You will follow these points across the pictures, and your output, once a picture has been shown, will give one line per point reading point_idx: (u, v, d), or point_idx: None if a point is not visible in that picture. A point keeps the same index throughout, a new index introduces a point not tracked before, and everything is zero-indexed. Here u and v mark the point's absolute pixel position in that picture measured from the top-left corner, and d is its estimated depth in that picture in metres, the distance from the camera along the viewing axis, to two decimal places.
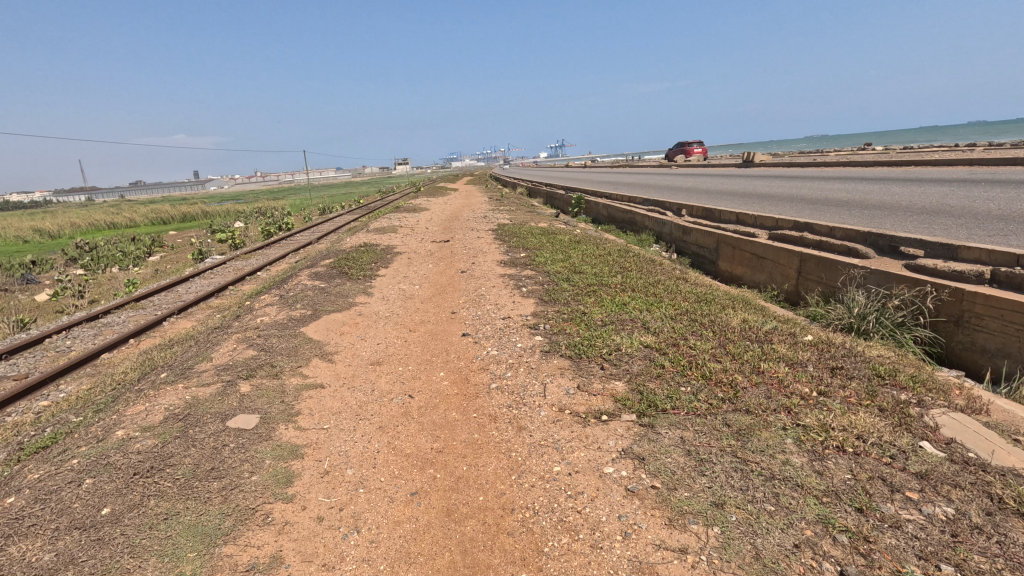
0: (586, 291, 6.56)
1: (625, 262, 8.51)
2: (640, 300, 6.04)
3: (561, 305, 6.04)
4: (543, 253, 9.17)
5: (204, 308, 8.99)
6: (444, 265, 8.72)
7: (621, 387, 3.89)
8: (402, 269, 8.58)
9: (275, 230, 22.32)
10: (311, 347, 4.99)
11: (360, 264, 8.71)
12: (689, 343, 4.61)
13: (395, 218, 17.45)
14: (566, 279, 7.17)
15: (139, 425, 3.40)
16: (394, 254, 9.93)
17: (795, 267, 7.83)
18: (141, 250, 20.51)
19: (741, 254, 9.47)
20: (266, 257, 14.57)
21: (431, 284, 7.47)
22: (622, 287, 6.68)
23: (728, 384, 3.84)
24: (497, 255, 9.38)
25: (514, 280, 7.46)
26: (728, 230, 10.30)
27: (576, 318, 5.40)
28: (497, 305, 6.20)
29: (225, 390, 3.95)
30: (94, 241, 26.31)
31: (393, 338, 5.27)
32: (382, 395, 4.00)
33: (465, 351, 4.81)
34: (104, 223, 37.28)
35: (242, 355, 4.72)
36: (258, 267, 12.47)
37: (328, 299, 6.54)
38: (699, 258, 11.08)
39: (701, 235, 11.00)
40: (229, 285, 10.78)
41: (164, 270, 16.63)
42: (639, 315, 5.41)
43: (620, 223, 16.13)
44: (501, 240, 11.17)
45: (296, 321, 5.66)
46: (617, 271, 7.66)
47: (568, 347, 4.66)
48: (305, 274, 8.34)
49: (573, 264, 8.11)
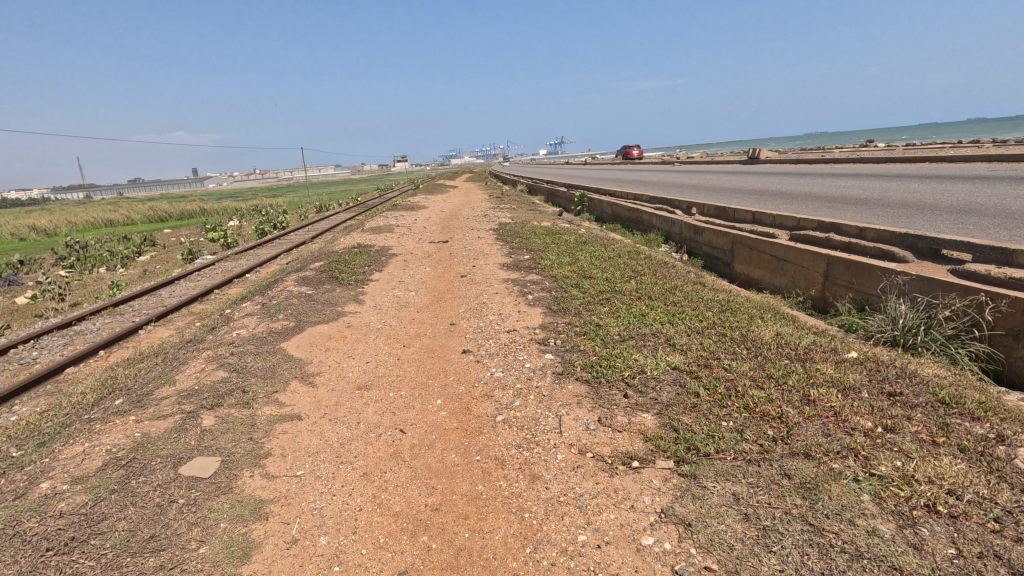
0: (599, 299, 5.96)
1: (637, 266, 7.92)
2: (660, 310, 5.44)
3: (572, 315, 5.45)
4: (549, 255, 8.57)
5: (185, 314, 8.38)
6: (443, 269, 8.12)
7: (651, 423, 3.29)
8: (397, 273, 7.97)
9: (270, 228, 21.71)
10: (291, 367, 4.39)
11: (352, 267, 8.11)
12: (723, 364, 4.01)
13: (392, 217, 16.86)
14: (576, 286, 6.58)
15: (70, 476, 2.80)
16: (390, 256, 9.33)
17: (822, 271, 7.24)
18: (131, 249, 19.88)
19: (759, 256, 8.88)
20: (257, 258, 13.95)
21: (429, 290, 6.87)
22: (638, 295, 6.08)
23: (777, 419, 3.25)
24: (499, 257, 8.77)
25: (519, 285, 6.86)
26: (744, 231, 9.70)
27: (591, 332, 4.81)
28: (501, 315, 5.61)
29: (183, 425, 3.35)
30: (85, 239, 25.65)
31: (384, 355, 4.67)
32: (370, 431, 3.40)
33: (466, 372, 4.21)
34: (99, 220, 36.65)
35: (210, 377, 4.12)
36: (247, 269, 11.85)
37: (314, 308, 5.94)
38: (712, 260, 10.50)
39: (714, 236, 10.41)
40: (215, 289, 10.17)
41: (153, 271, 16.02)
42: (661, 329, 4.81)
43: (626, 221, 15.54)
44: (503, 241, 10.58)
45: (277, 335, 5.06)
46: (631, 276, 7.06)
47: (584, 369, 4.06)
48: (293, 278, 7.73)
49: (581, 268, 7.51)
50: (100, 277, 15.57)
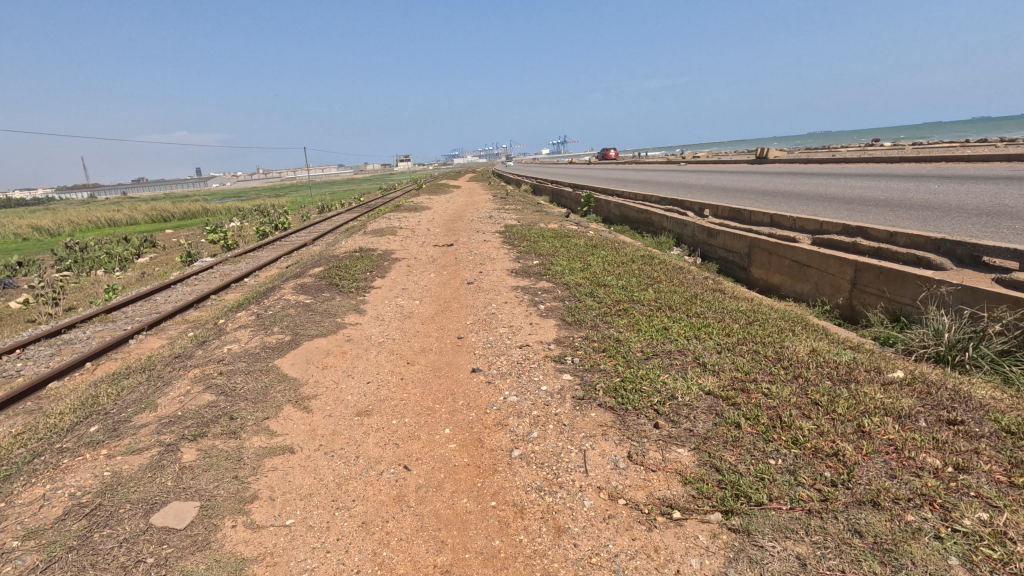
0: (617, 310, 5.56)
1: (652, 272, 7.52)
2: (683, 323, 5.05)
3: (588, 329, 5.06)
4: (559, 260, 8.18)
5: (178, 323, 8.01)
6: (448, 275, 7.74)
7: (689, 460, 2.91)
8: (400, 279, 7.59)
9: (271, 229, 21.36)
10: (284, 388, 4.01)
11: (353, 274, 7.73)
12: (762, 389, 3.61)
13: (395, 218, 16.51)
14: (590, 295, 6.19)
15: (23, 530, 2.43)
16: (392, 260, 8.96)
17: (849, 277, 6.83)
18: (130, 251, 19.56)
19: (779, 261, 8.48)
20: (256, 261, 13.60)
21: (434, 299, 6.49)
22: (658, 306, 5.70)
23: (833, 457, 2.85)
24: (507, 262, 8.40)
25: (529, 294, 6.48)
26: (762, 234, 9.31)
27: (611, 349, 4.42)
28: (512, 328, 5.22)
29: (160, 461, 2.98)
30: (86, 240, 25.39)
31: (387, 374, 4.29)
32: (370, 468, 3.02)
33: (476, 395, 3.83)
34: (104, 220, 36.43)
35: (196, 400, 3.75)
36: (245, 273, 11.49)
37: (312, 319, 5.56)
38: (727, 264, 10.10)
39: (730, 239, 10.02)
40: (211, 294, 9.81)
41: (151, 274, 15.68)
42: (688, 345, 4.42)
43: (635, 223, 15.16)
44: (510, 244, 10.20)
45: (271, 351, 4.69)
46: (647, 284, 6.67)
47: (607, 394, 3.67)
48: (290, 285, 7.36)
49: (595, 274, 7.12)
50: (97, 280, 15.25)
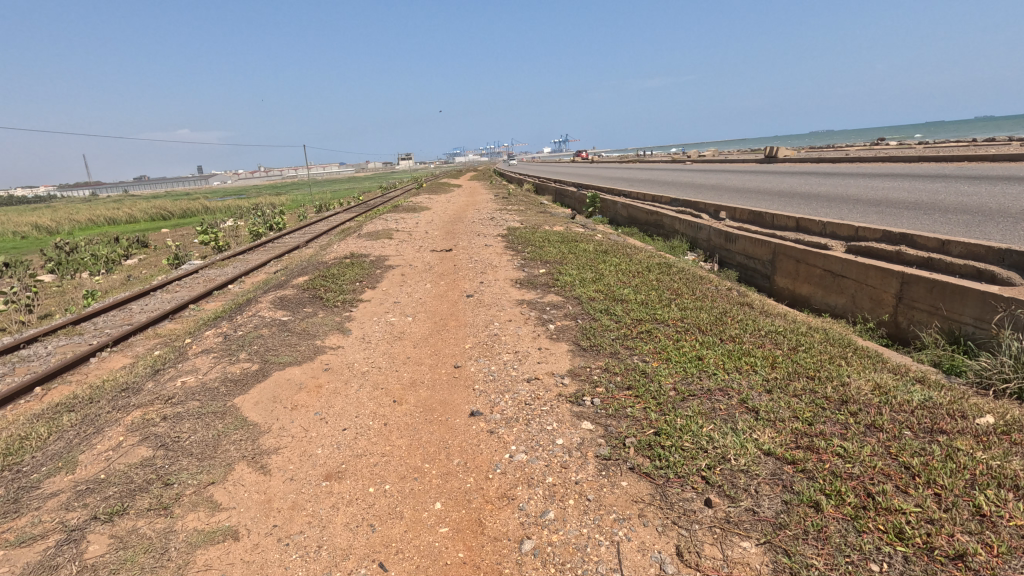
0: (639, 333, 4.82)
1: (674, 284, 6.77)
2: (720, 351, 4.30)
3: (607, 357, 4.31)
4: (567, 269, 7.44)
5: (148, 337, 7.25)
6: (446, 286, 7.00)
7: (760, 564, 2.16)
8: (392, 290, 6.85)
9: (265, 230, 20.59)
10: (239, 438, 3.27)
11: (340, 284, 6.98)
12: (835, 448, 2.86)
13: (393, 219, 15.73)
14: (606, 313, 5.45)
15: None
16: (385, 268, 8.23)
17: (894, 291, 6.10)
18: (118, 252, 18.79)
19: (809, 270, 7.74)
20: (245, 265, 12.85)
21: (429, 316, 5.75)
22: (686, 327, 4.96)
23: (960, 562, 2.09)
24: (511, 271, 7.65)
25: (536, 310, 5.74)
26: (787, 240, 8.57)
27: (640, 389, 3.68)
28: (518, 355, 4.47)
29: (54, 560, 2.26)
30: (77, 240, 24.70)
31: (368, 418, 3.54)
32: (334, 568, 2.27)
33: (475, 451, 3.08)
34: (104, 219, 35.72)
35: (125, 457, 3.02)
36: (230, 279, 10.75)
37: (286, 343, 4.81)
38: (748, 271, 9.37)
39: (751, 245, 9.28)
40: (190, 303, 9.05)
41: (136, 277, 14.91)
42: (731, 383, 3.67)
43: (644, 225, 14.43)
44: (513, 250, 9.45)
45: (232, 386, 3.95)
46: (670, 299, 5.92)
47: (640, 455, 2.93)
48: (270, 297, 6.62)
49: (609, 286, 6.38)
50: (80, 284, 14.51)
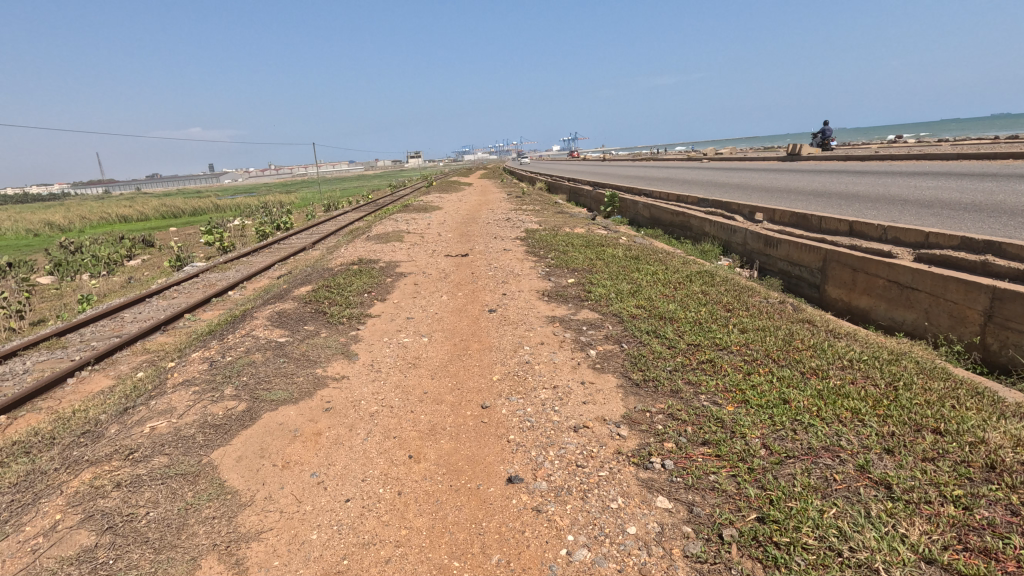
0: (700, 364, 4.04)
1: (723, 298, 5.96)
2: (808, 391, 3.50)
3: (669, 399, 3.55)
4: (599, 279, 6.67)
5: (135, 353, 6.54)
6: (464, 298, 6.25)
7: None
8: (405, 303, 6.11)
9: (272, 230, 19.94)
10: (210, 515, 2.52)
11: (347, 296, 6.24)
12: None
13: (403, 219, 15.06)
14: (654, 335, 4.66)
15: None
16: (396, 276, 7.49)
17: (982, 308, 5.28)
18: (120, 253, 18.18)
19: (869, 280, 6.91)
20: (248, 269, 12.16)
21: (446, 336, 5.00)
22: (754, 356, 4.17)
23: None
24: (535, 280, 6.89)
25: (571, 331, 4.98)
26: (840, 245, 7.74)
27: (722, 448, 2.91)
28: (558, 392, 3.72)
29: None
30: (82, 239, 24.20)
31: (377, 483, 2.80)
32: None
33: (520, 543, 2.32)
34: (116, 216, 35.32)
35: (58, 548, 2.29)
36: (231, 285, 10.05)
37: (281, 373, 4.08)
38: (793, 279, 8.56)
39: (796, 250, 8.46)
40: (186, 312, 8.34)
41: (136, 280, 14.28)
42: (838, 441, 2.88)
43: (668, 227, 13.61)
44: (535, 255, 8.69)
45: (211, 434, 3.22)
46: (725, 317, 5.13)
47: (746, 558, 2.16)
48: (269, 311, 5.89)
49: (650, 301, 5.61)
50: (79, 286, 13.90)
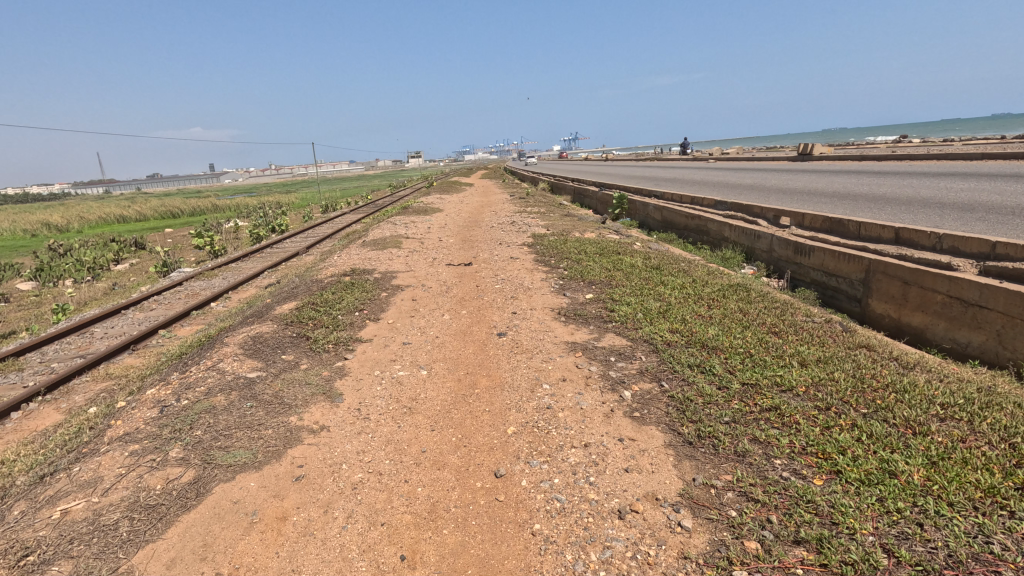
0: (764, 415, 3.26)
1: (767, 320, 5.18)
2: (917, 458, 2.71)
3: (736, 467, 2.77)
4: (621, 295, 5.90)
5: (95, 380, 5.76)
6: (469, 318, 5.47)
7: None
8: (401, 324, 5.34)
9: (266, 233, 19.18)
10: None
11: (335, 315, 5.48)
12: None
13: (402, 223, 14.30)
14: (699, 372, 3.89)
15: None
16: (393, 289, 6.71)
17: None
18: (108, 257, 17.41)
19: (924, 295, 6.12)
20: (237, 276, 11.41)
21: (449, 370, 4.22)
22: (828, 402, 3.38)
23: None
24: (549, 296, 6.12)
25: (598, 363, 4.20)
26: (886, 254, 6.96)
27: (828, 553, 2.13)
28: (593, 456, 2.94)
29: None
30: (73, 241, 23.48)
31: None
32: None
33: None
34: (111, 216, 34.56)
35: None
36: (215, 295, 9.28)
37: (245, 423, 3.30)
38: (829, 291, 7.78)
39: (833, 260, 7.69)
40: (161, 328, 7.56)
41: (120, 287, 13.51)
42: (991, 546, 2.09)
43: (683, 231, 12.84)
44: (545, 264, 7.92)
45: (140, 521, 2.45)
46: (778, 347, 4.35)
47: None
48: (244, 334, 5.11)
49: (685, 324, 4.83)
50: (60, 293, 13.13)
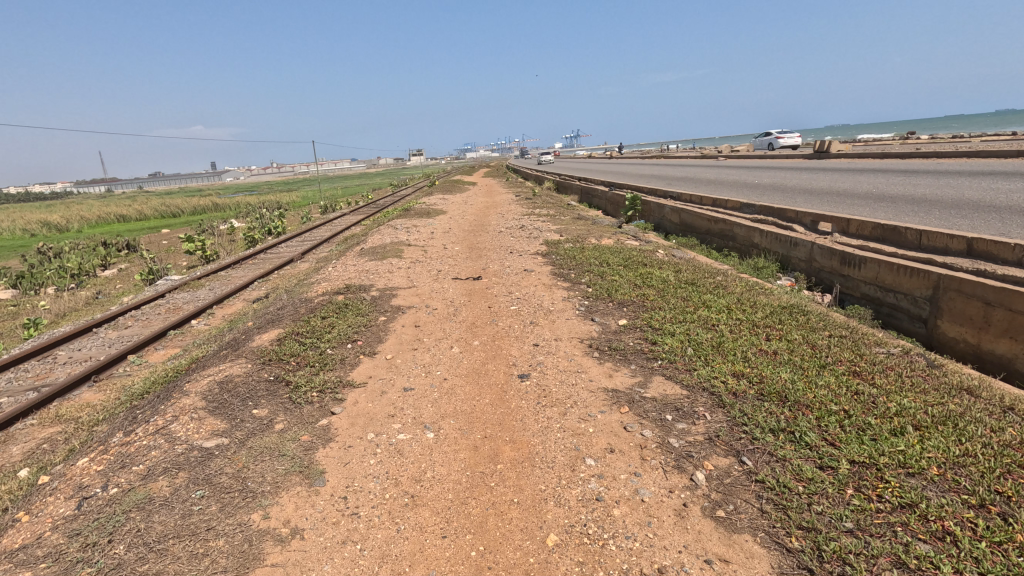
0: (899, 521, 2.37)
1: (845, 358, 4.29)
2: None
3: None
4: (659, 321, 5.02)
5: (40, 426, 4.87)
6: (482, 352, 4.58)
7: None
8: (401, 361, 4.45)
9: (262, 235, 18.32)
10: None
11: (323, 349, 4.60)
12: None
13: (403, 227, 13.43)
14: (787, 441, 3.00)
15: None
16: (393, 310, 5.83)
17: None
18: (94, 261, 16.53)
19: (1013, 319, 5.21)
20: (225, 287, 10.53)
21: (461, 433, 3.34)
22: (983, 495, 2.47)
23: None
24: (574, 321, 5.24)
25: (649, 423, 3.31)
26: (958, 268, 6.05)
27: None
28: None
29: None
30: (63, 242, 22.60)
31: None
32: None
33: None
34: (109, 216, 33.80)
35: None
36: (196, 311, 8.40)
37: (187, 530, 2.42)
38: (886, 309, 6.87)
39: (890, 273, 6.78)
40: (129, 355, 6.66)
41: (103, 296, 12.64)
42: None
43: (706, 236, 11.92)
44: (563, 279, 7.03)
45: None
46: (875, 402, 3.46)
47: None
48: (211, 375, 4.23)
49: (749, 368, 3.93)
50: (38, 303, 12.25)
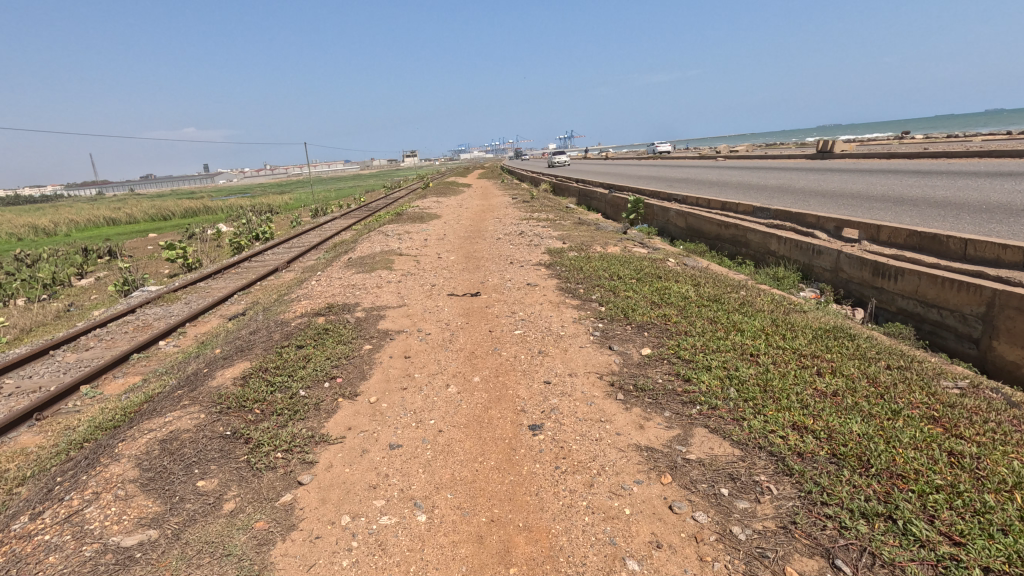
0: None
1: (917, 400, 3.58)
2: None
3: None
4: (688, 351, 4.30)
5: None
6: (483, 393, 3.85)
7: None
8: (386, 406, 3.71)
9: (248, 241, 17.55)
10: None
11: (294, 392, 3.85)
12: None
13: (395, 233, 12.69)
14: (890, 534, 2.28)
15: None
16: (379, 336, 5.09)
17: None
18: (71, 269, 15.69)
19: None
20: (202, 300, 9.72)
21: (459, 516, 2.60)
22: None
23: None
24: (588, 351, 4.52)
25: (700, 502, 2.59)
26: (1016, 281, 5.36)
27: None
28: None
29: None
30: (44, 249, 21.73)
31: None
32: None
33: None
34: (97, 219, 32.95)
35: None
36: (166, 329, 7.60)
37: None
38: (930, 327, 6.16)
39: (934, 287, 6.08)
40: (81, 386, 5.85)
41: (74, 309, 11.82)
42: None
43: (716, 241, 11.21)
44: (571, 296, 6.30)
45: None
46: (982, 466, 2.73)
47: None
48: (155, 427, 3.48)
49: (810, 419, 3.21)
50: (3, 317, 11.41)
